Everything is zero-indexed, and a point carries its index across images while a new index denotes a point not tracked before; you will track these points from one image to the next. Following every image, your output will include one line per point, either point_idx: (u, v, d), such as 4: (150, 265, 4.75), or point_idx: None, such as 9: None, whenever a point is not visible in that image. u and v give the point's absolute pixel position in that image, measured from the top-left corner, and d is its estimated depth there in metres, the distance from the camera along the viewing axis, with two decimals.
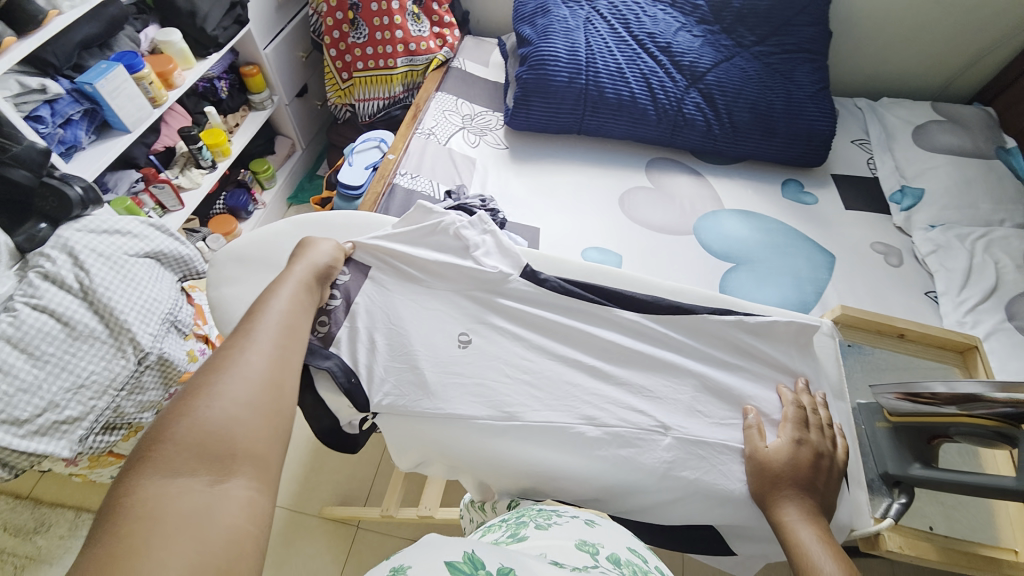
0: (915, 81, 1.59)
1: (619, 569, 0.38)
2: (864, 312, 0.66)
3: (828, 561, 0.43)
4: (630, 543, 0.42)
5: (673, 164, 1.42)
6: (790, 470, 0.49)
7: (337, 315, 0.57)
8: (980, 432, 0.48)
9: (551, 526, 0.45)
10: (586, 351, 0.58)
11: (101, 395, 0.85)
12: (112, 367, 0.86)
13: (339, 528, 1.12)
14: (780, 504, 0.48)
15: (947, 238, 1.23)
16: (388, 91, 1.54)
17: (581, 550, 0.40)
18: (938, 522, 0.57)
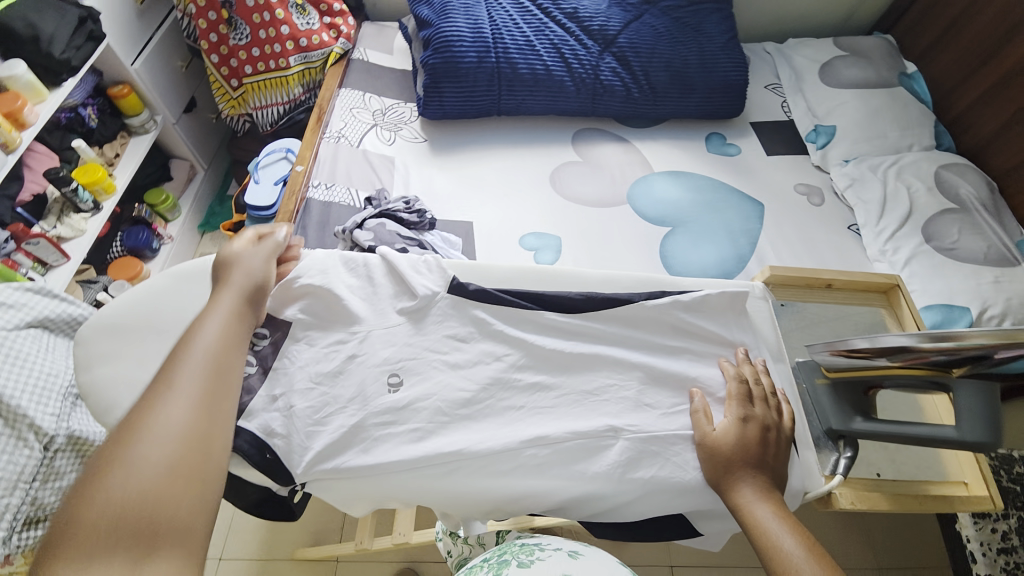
0: (816, 19, 1.62)
1: None
2: (793, 268, 0.66)
3: (786, 533, 0.44)
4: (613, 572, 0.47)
5: (599, 133, 1.39)
6: (739, 451, 0.49)
7: (252, 383, 0.52)
8: (917, 382, 0.48)
9: (531, 564, 0.48)
10: (526, 364, 0.55)
11: (11, 491, 0.73)
12: (15, 461, 0.74)
13: (317, 565, 1.07)
14: (737, 487, 0.47)
15: (861, 170, 1.29)
16: (286, 94, 1.41)
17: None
18: (884, 468, 0.58)
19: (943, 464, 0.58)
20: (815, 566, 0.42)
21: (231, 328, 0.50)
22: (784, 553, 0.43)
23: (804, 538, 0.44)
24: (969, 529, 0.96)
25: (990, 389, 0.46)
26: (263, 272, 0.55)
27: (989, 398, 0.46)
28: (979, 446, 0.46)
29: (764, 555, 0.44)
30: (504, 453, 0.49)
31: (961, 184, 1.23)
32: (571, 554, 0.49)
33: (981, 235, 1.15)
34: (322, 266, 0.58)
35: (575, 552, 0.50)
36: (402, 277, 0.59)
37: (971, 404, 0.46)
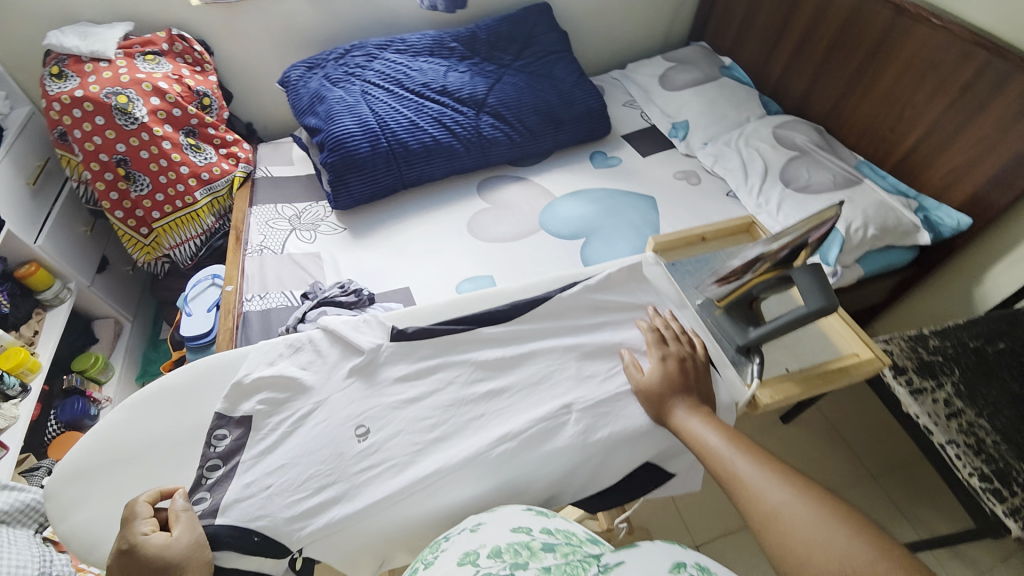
0: (643, 44, 1.94)
1: (500, 558, 0.42)
2: (670, 233, 0.78)
3: (710, 433, 0.53)
4: (514, 524, 0.48)
5: (500, 179, 1.55)
6: (666, 384, 0.57)
7: (220, 483, 0.51)
8: (771, 282, 0.61)
9: (436, 560, 0.46)
10: (478, 378, 0.61)
11: None
12: None
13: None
14: (671, 413, 0.56)
15: (718, 147, 1.52)
16: (200, 225, 1.45)
17: (465, 564, 0.43)
18: (790, 362, 0.68)
19: (837, 343, 0.71)
20: (737, 449, 0.51)
21: None
22: (712, 448, 0.52)
23: (725, 431, 0.53)
24: (914, 408, 1.04)
25: (817, 267, 0.57)
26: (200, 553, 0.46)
27: (819, 275, 0.57)
28: (825, 312, 0.56)
29: (700, 456, 0.52)
30: (478, 457, 0.54)
31: (796, 134, 1.45)
32: (473, 528, 0.49)
33: (824, 169, 1.35)
34: (270, 357, 0.60)
35: (478, 524, 0.49)
36: (345, 339, 0.62)
37: (806, 281, 0.57)
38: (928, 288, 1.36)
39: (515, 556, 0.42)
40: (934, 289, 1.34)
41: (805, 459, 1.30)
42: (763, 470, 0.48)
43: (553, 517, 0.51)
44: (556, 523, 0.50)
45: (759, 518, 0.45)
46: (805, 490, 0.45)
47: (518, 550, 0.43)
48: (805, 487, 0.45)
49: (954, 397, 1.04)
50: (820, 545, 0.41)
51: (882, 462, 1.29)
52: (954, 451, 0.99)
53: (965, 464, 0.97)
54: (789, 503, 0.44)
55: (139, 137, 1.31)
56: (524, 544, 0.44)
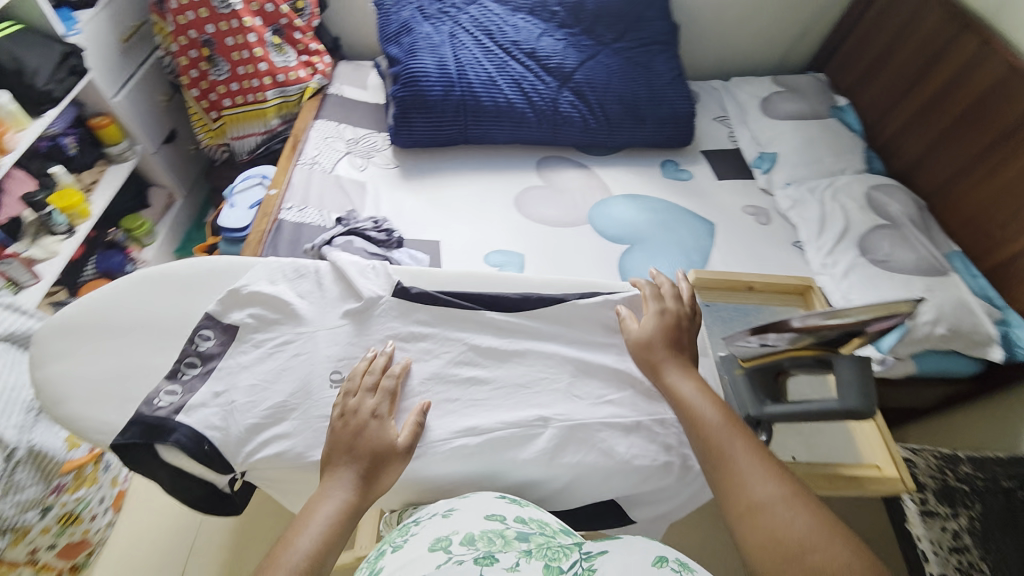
0: (757, 61, 1.78)
1: (472, 544, 0.42)
2: (715, 273, 0.72)
3: (707, 407, 0.53)
4: (487, 511, 0.47)
5: (561, 161, 1.49)
6: (657, 338, 0.58)
7: (192, 384, 0.52)
8: (809, 361, 0.54)
9: (406, 543, 0.45)
10: (465, 359, 0.58)
11: None
12: None
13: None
14: (667, 372, 0.56)
15: (801, 192, 1.40)
16: (264, 125, 1.48)
17: (435, 549, 0.42)
18: (800, 452, 0.67)
19: (860, 450, 0.66)
20: (734, 434, 0.50)
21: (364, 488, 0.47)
22: (710, 424, 0.51)
23: (723, 411, 0.53)
24: (918, 529, 0.95)
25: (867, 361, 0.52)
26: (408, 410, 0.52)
27: (864, 370, 0.52)
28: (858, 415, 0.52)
29: (691, 426, 0.52)
30: (438, 442, 0.51)
31: (892, 202, 1.30)
32: (444, 514, 0.47)
33: (911, 249, 1.21)
34: (271, 275, 0.60)
35: (450, 510, 0.48)
36: (350, 280, 0.61)
37: (848, 374, 0.52)
38: (983, 409, 1.22)
39: (489, 544, 0.42)
40: (990, 411, 1.20)
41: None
42: (759, 463, 0.48)
43: (526, 508, 0.50)
44: (529, 513, 0.49)
45: (743, 508, 0.46)
46: (802, 491, 0.46)
47: (492, 539, 0.43)
48: (801, 489, 0.46)
49: (965, 532, 0.94)
50: (811, 544, 0.42)
51: None
52: None
53: None
54: (778, 498, 0.45)
55: (229, 23, 1.33)
56: (498, 533, 0.44)
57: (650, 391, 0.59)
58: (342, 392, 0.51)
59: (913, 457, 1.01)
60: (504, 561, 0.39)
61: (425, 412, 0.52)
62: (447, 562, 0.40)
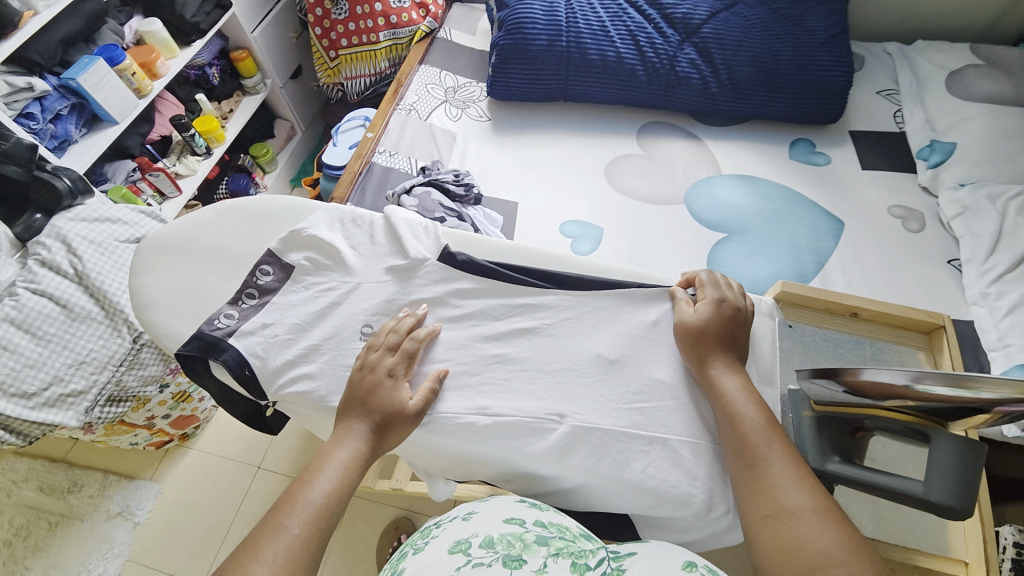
0: (947, 23, 1.38)
1: (491, 549, 0.43)
2: (810, 290, 0.60)
3: (748, 405, 0.48)
4: (507, 514, 0.48)
5: (668, 128, 1.33)
6: (708, 327, 0.53)
7: (246, 313, 0.56)
8: (900, 427, 0.45)
9: (428, 545, 0.47)
10: (491, 335, 0.55)
11: (102, 370, 0.91)
12: (110, 345, 0.92)
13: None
14: (711, 362, 0.51)
15: (976, 197, 1.10)
16: (374, 66, 1.53)
17: (455, 551, 0.44)
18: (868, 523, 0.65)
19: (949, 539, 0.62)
20: (772, 438, 0.46)
21: (374, 439, 0.48)
22: (747, 423, 0.47)
23: (765, 413, 0.48)
24: None
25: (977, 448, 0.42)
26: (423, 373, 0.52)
27: (967, 460, 0.42)
28: (947, 509, 0.41)
29: (727, 419, 0.48)
30: (447, 414, 0.51)
31: None
32: (464, 517, 0.49)
33: None
34: (329, 221, 0.62)
35: (470, 514, 0.50)
36: (399, 236, 0.60)
37: (945, 458, 0.42)
38: None
39: (508, 549, 0.43)
40: None
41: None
42: (795, 472, 0.44)
43: (545, 510, 0.50)
44: (549, 516, 0.49)
45: (762, 511, 0.43)
46: (836, 508, 0.41)
47: (510, 544, 0.43)
48: (835, 506, 0.41)
49: None
50: (833, 562, 0.38)
51: None
52: None
53: None
54: (805, 509, 0.41)
55: None
56: (517, 536, 0.44)
57: (690, 411, 0.51)
58: (365, 346, 0.52)
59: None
60: (530, 565, 0.41)
61: (441, 379, 0.52)
62: (467, 565, 0.41)
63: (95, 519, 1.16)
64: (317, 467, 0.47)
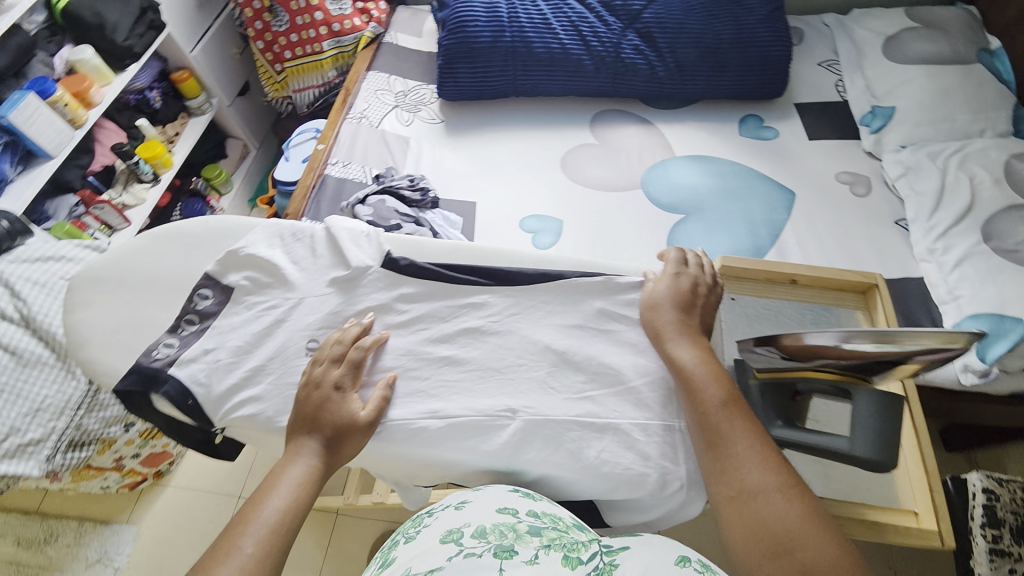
0: None
1: (484, 540, 0.40)
2: (749, 261, 0.61)
3: (710, 382, 0.49)
4: (500, 504, 0.45)
5: (620, 115, 1.34)
6: (670, 298, 0.55)
7: (186, 341, 0.55)
8: (831, 388, 0.47)
9: (418, 535, 0.44)
10: (438, 337, 0.55)
11: (59, 416, 0.91)
12: (65, 390, 0.92)
13: (320, 515, 1.11)
14: (670, 334, 0.53)
15: (917, 157, 1.13)
16: (322, 76, 1.50)
17: (447, 541, 0.41)
18: (814, 481, 0.54)
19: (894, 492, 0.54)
20: (732, 416, 0.47)
21: (333, 453, 0.47)
22: (709, 403, 0.47)
23: (725, 388, 0.48)
24: (981, 567, 0.80)
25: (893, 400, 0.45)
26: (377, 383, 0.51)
27: (887, 414, 0.45)
28: (869, 462, 0.44)
29: (689, 397, 0.49)
30: (400, 421, 0.50)
31: None
32: (457, 506, 0.46)
33: None
34: (268, 238, 0.61)
35: (463, 502, 0.46)
36: (341, 246, 0.60)
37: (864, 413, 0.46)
38: None
39: (501, 538, 0.40)
40: None
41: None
42: (758, 450, 0.45)
43: (539, 500, 0.47)
44: (543, 506, 0.46)
45: (729, 492, 0.43)
46: (798, 484, 0.43)
47: (504, 533, 0.41)
48: (796, 481, 0.43)
49: None
50: (796, 537, 0.40)
51: None
52: None
53: None
54: (769, 489, 0.42)
55: None
56: (509, 526, 0.41)
57: (641, 393, 0.52)
58: (310, 361, 0.51)
59: (996, 489, 0.81)
60: (523, 554, 0.38)
61: (391, 386, 0.51)
62: (459, 555, 0.38)
63: (74, 569, 1.12)
64: (269, 485, 0.45)
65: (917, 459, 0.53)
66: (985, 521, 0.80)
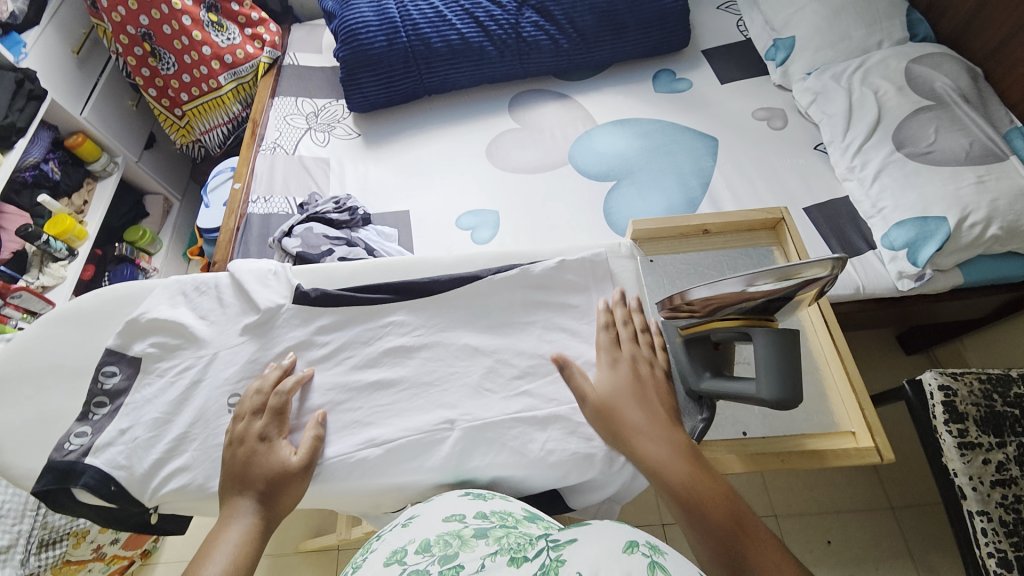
0: None
1: (428, 553, 0.36)
2: (662, 220, 0.61)
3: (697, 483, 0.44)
4: (447, 512, 0.42)
5: (536, 95, 1.33)
6: (621, 396, 0.49)
7: (100, 425, 0.52)
8: (732, 333, 0.47)
9: (365, 562, 0.39)
10: (364, 363, 0.54)
11: (21, 519, 0.85)
12: (18, 493, 0.87)
13: (320, 555, 1.06)
14: (643, 437, 0.47)
15: (823, 81, 1.15)
16: (226, 113, 1.44)
17: (392, 564, 0.37)
18: (754, 425, 0.54)
19: (832, 415, 0.55)
20: (736, 529, 0.42)
21: (272, 510, 0.46)
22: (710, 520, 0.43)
23: (711, 491, 0.44)
24: (955, 465, 0.77)
25: (788, 334, 0.45)
26: (308, 436, 0.49)
27: (787, 349, 0.45)
28: (775, 401, 0.44)
29: (687, 507, 0.44)
30: (338, 458, 0.49)
31: (936, 77, 1.07)
32: (405, 522, 0.42)
33: (961, 131, 0.99)
34: (168, 299, 0.58)
35: (411, 518, 0.43)
36: (248, 289, 0.57)
37: (768, 353, 0.45)
38: None
39: (445, 548, 0.36)
40: None
41: (806, 494, 1.08)
42: (773, 557, 0.41)
43: (493, 499, 0.45)
44: (492, 505, 0.44)
45: None
46: None
47: (448, 542, 0.37)
48: None
49: (1013, 462, 0.77)
50: None
51: (915, 498, 1.07)
52: (982, 525, 0.74)
53: (987, 542, 0.74)
54: None
55: (160, 11, 1.25)
56: (455, 533, 0.39)
57: None
58: (232, 417, 0.49)
59: (952, 384, 0.81)
60: (470, 567, 0.34)
61: (323, 423, 0.50)
62: (402, 574, 0.35)
63: None
64: (207, 552, 0.43)
65: (845, 381, 0.55)
66: (948, 417, 0.79)
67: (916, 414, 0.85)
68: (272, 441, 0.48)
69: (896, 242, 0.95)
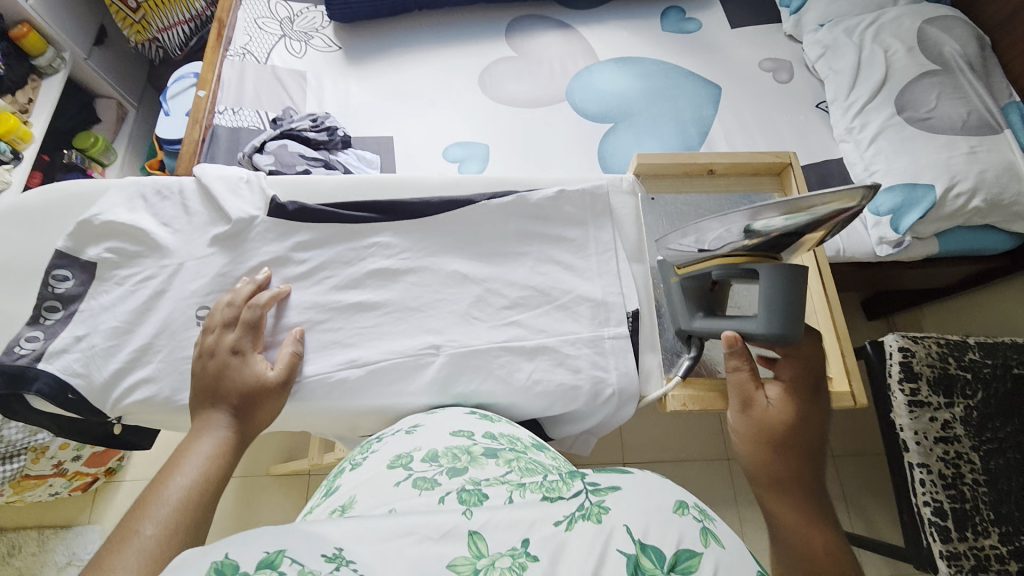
0: None
1: (436, 463, 0.37)
2: (668, 156, 0.59)
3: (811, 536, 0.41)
4: (454, 427, 0.43)
5: (536, 21, 1.22)
6: (785, 423, 0.47)
7: (53, 330, 0.48)
8: (736, 271, 0.46)
9: (366, 460, 0.41)
10: (344, 284, 0.51)
11: None
12: None
13: (291, 479, 1.08)
14: (787, 470, 0.45)
15: (835, 34, 1.11)
16: (188, 9, 1.28)
17: (396, 466, 0.39)
18: None
19: None
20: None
21: (247, 423, 0.43)
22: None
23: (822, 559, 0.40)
24: (902, 420, 0.83)
25: (797, 269, 0.44)
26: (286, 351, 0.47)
27: (791, 284, 0.44)
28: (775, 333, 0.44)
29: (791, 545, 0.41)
30: (315, 378, 0.47)
31: (947, 40, 1.04)
32: (408, 429, 0.43)
33: (962, 99, 0.98)
34: (126, 201, 0.52)
35: (414, 426, 0.44)
36: (218, 198, 0.52)
37: (774, 288, 0.45)
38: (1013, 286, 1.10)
39: (454, 461, 0.37)
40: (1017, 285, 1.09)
41: None
42: None
43: (500, 421, 0.45)
44: (500, 427, 0.44)
45: None
46: None
47: (457, 456, 0.38)
48: None
49: (958, 421, 0.82)
50: None
51: (857, 448, 1.16)
52: (921, 476, 0.81)
53: (925, 492, 0.80)
54: None
55: None
56: (464, 449, 0.39)
57: (568, 308, 0.52)
58: (202, 329, 0.46)
59: (911, 346, 0.85)
60: (495, 497, 0.33)
61: (300, 340, 0.48)
62: (408, 480, 0.36)
63: None
64: (177, 463, 0.39)
65: (830, 327, 0.56)
66: (903, 376, 0.84)
67: (874, 372, 0.89)
68: (247, 355, 0.45)
69: (882, 208, 0.95)
